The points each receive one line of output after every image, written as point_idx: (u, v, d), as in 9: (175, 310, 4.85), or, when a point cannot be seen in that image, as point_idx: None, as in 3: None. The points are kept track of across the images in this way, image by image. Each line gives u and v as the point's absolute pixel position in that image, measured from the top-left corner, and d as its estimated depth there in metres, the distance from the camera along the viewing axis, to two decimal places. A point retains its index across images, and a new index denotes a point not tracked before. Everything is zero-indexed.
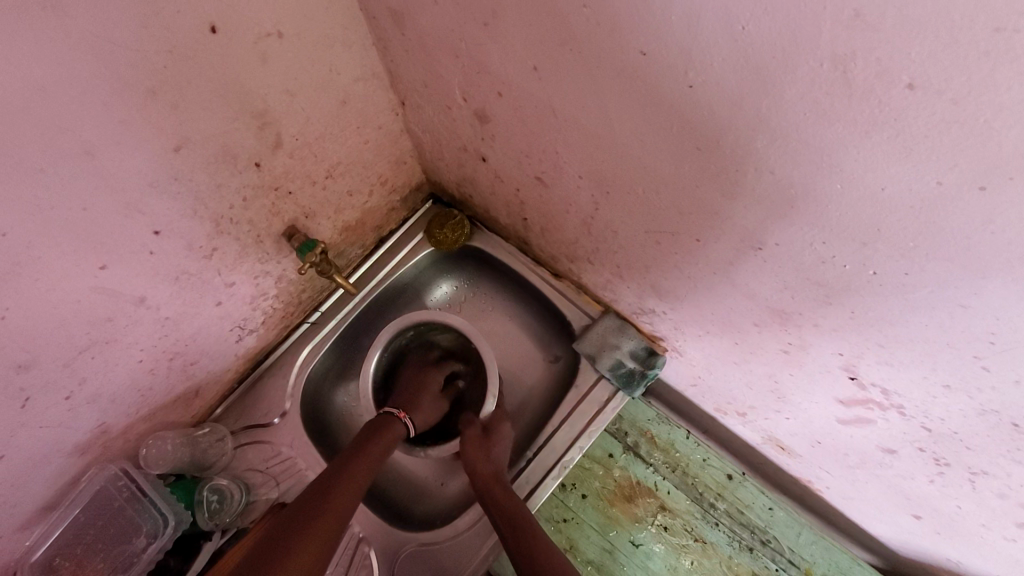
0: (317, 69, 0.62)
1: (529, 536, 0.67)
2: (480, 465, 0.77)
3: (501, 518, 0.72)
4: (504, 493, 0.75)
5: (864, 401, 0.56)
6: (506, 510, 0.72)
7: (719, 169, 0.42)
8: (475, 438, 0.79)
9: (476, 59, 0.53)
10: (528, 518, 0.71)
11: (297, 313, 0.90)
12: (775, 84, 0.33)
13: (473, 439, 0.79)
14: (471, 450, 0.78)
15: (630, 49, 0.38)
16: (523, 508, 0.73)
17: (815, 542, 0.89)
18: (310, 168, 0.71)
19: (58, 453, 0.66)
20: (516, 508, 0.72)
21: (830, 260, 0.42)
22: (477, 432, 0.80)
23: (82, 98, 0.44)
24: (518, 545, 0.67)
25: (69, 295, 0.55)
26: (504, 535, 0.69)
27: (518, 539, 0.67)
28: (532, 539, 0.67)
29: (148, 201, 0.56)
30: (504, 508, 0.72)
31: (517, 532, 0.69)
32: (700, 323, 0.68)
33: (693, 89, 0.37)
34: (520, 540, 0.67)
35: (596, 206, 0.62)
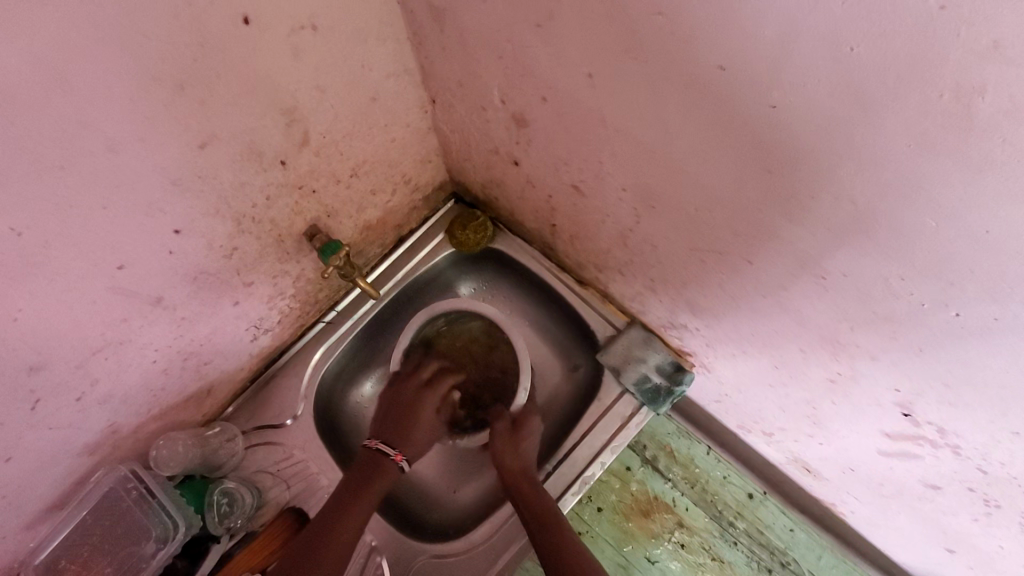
0: (349, 64, 0.58)
1: (563, 552, 0.66)
2: (510, 462, 0.76)
3: (534, 524, 0.71)
4: (535, 492, 0.74)
5: (914, 437, 0.54)
6: (536, 517, 0.71)
7: (789, 194, 0.39)
8: (503, 433, 0.77)
9: (521, 62, 0.50)
10: (559, 524, 0.70)
11: (313, 312, 0.88)
12: (875, 113, 0.30)
13: (502, 435, 0.77)
14: (501, 448, 0.76)
15: (707, 62, 0.35)
16: (554, 513, 0.72)
17: (836, 566, 0.87)
18: (335, 166, 0.68)
19: (67, 454, 0.64)
20: (547, 512, 0.71)
21: (904, 297, 0.39)
22: (505, 427, 0.78)
23: (107, 92, 0.42)
24: (555, 557, 0.66)
25: (85, 296, 0.53)
26: (538, 544, 0.69)
27: (552, 550, 0.67)
28: (566, 554, 0.66)
29: (169, 200, 0.53)
30: (535, 509, 0.72)
31: (550, 542, 0.68)
32: (738, 344, 0.65)
33: (774, 110, 0.34)
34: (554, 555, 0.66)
35: (637, 219, 0.59)
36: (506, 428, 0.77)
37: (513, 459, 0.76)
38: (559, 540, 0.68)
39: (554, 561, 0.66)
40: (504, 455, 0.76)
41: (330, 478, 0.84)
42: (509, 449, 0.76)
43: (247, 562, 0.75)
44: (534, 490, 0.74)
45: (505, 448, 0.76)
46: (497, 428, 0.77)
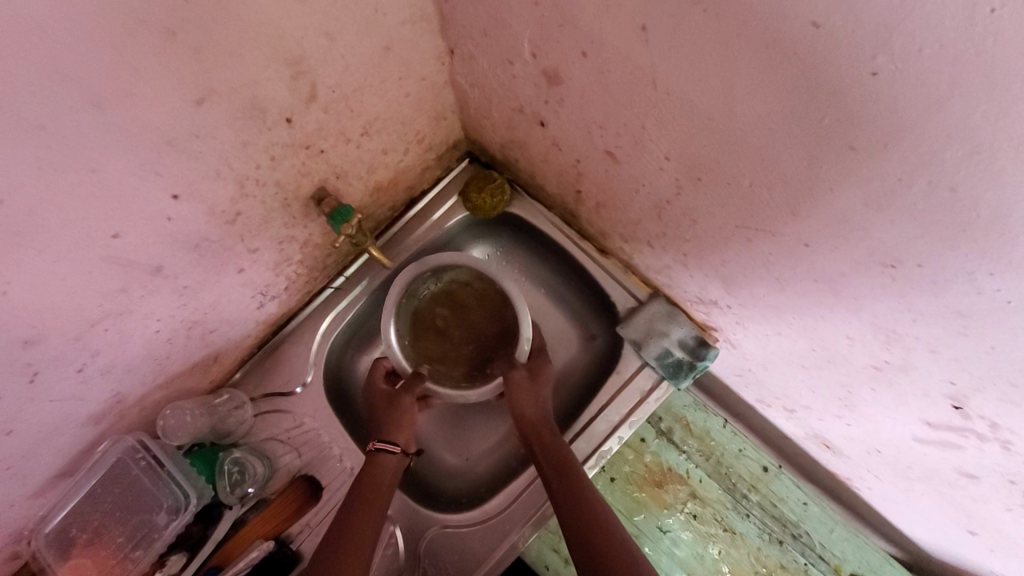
0: (361, 9, 0.52)
1: (578, 500, 0.64)
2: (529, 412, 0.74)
3: (550, 470, 0.69)
4: (554, 443, 0.71)
5: (959, 429, 0.51)
6: (552, 466, 0.69)
7: (873, 175, 0.35)
8: (521, 381, 0.75)
9: (560, 9, 0.44)
10: (576, 473, 0.67)
11: (320, 277, 0.84)
12: (1011, 88, 0.25)
13: (519, 383, 0.75)
14: (518, 396, 0.74)
15: (797, 19, 0.30)
16: (572, 461, 0.69)
17: (847, 539, 0.87)
18: (345, 123, 0.62)
19: (71, 425, 0.62)
20: (565, 461, 0.69)
21: (989, 293, 0.36)
22: (522, 375, 0.75)
23: (90, 38, 0.36)
24: (569, 504, 0.63)
25: (79, 266, 0.48)
26: (553, 494, 0.66)
27: (568, 498, 0.64)
28: (581, 502, 0.64)
29: (166, 161, 0.48)
30: (554, 458, 0.69)
31: (565, 489, 0.65)
32: (774, 323, 0.61)
33: (875, 78, 0.29)
34: (569, 502, 0.64)
35: (677, 191, 0.54)
36: (524, 376, 0.75)
37: (531, 407, 0.74)
38: (574, 487, 0.65)
39: (568, 508, 0.63)
40: (522, 403, 0.74)
41: (341, 447, 0.82)
42: (528, 399, 0.74)
43: (259, 529, 0.76)
44: (552, 440, 0.72)
45: (522, 395, 0.74)
46: (514, 376, 0.75)
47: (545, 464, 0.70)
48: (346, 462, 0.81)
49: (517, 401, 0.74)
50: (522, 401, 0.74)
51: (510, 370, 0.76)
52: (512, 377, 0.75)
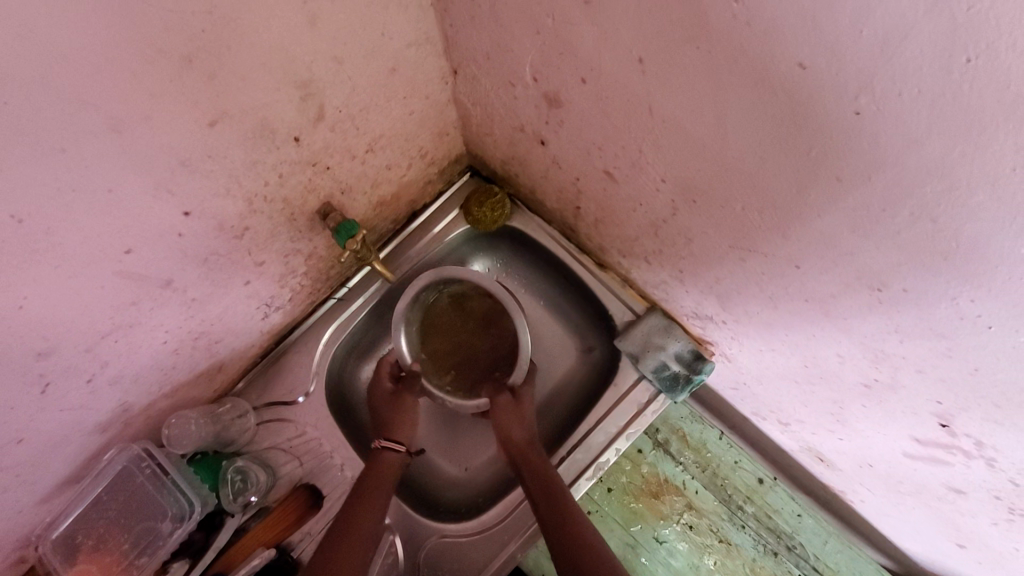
0: (368, 33, 0.54)
1: (569, 522, 0.64)
2: (517, 434, 0.75)
3: (539, 493, 0.69)
4: (543, 468, 0.72)
5: (947, 446, 0.52)
6: (543, 488, 0.69)
7: (859, 204, 0.36)
8: (507, 404, 0.77)
9: (562, 39, 0.46)
10: (564, 497, 0.68)
11: (324, 288, 0.85)
12: (983, 132, 0.27)
13: (506, 407, 0.76)
14: (504, 420, 0.76)
15: (785, 60, 0.32)
16: (560, 486, 0.70)
17: (840, 551, 0.88)
18: (350, 141, 0.64)
19: (79, 434, 0.63)
20: (556, 485, 0.70)
21: (971, 318, 0.37)
22: (509, 398, 0.77)
23: (110, 67, 0.38)
24: (562, 526, 0.64)
25: (93, 281, 0.50)
26: (542, 517, 0.66)
27: (561, 520, 0.65)
28: (571, 524, 0.64)
29: (178, 180, 0.50)
30: (543, 481, 0.70)
31: (554, 512, 0.66)
32: (768, 339, 0.63)
33: (858, 116, 0.31)
34: (559, 525, 0.64)
35: (673, 212, 0.56)
36: (511, 399, 0.77)
37: (518, 431, 0.75)
38: (565, 510, 0.66)
39: (558, 531, 0.64)
40: (508, 427, 0.75)
41: (342, 456, 0.83)
42: (514, 420, 0.76)
43: (260, 537, 0.76)
44: (540, 465, 0.73)
45: (509, 418, 0.76)
46: (500, 401, 0.77)
47: (534, 487, 0.71)
48: (347, 472, 0.83)
49: (502, 425, 0.75)
50: (510, 424, 0.75)
51: (496, 394, 0.78)
52: (498, 400, 0.77)
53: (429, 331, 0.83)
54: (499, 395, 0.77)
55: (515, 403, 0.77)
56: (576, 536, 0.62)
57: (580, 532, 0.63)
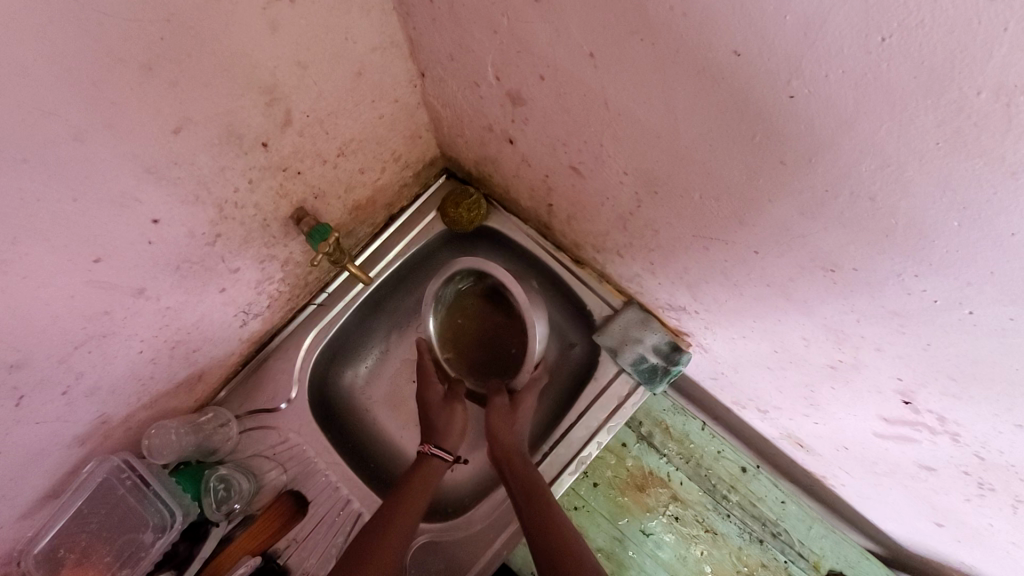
0: (331, 38, 0.54)
1: (548, 521, 0.65)
2: (505, 436, 0.76)
3: (520, 494, 0.70)
4: (526, 469, 0.73)
5: (912, 423, 0.53)
6: (523, 488, 0.70)
7: (804, 186, 0.37)
8: (502, 409, 0.78)
9: (518, 37, 0.47)
10: (544, 497, 0.69)
11: (303, 294, 0.86)
12: (905, 109, 0.28)
13: (500, 409, 0.77)
14: (497, 421, 0.77)
15: (721, 48, 0.33)
16: (541, 486, 0.70)
17: (824, 535, 0.89)
18: (321, 146, 0.65)
19: (57, 447, 0.63)
20: (535, 484, 0.70)
21: (917, 293, 0.38)
22: (505, 402, 0.78)
23: (68, 77, 0.38)
24: (540, 528, 0.65)
25: (63, 291, 0.50)
26: (522, 519, 0.67)
27: (538, 522, 0.65)
28: (550, 525, 0.65)
29: (145, 188, 0.50)
30: (523, 483, 0.71)
31: (533, 513, 0.67)
32: (739, 327, 0.63)
33: (793, 100, 0.32)
34: (536, 525, 0.65)
35: (638, 203, 0.57)
36: (507, 403, 0.78)
37: (507, 434, 0.76)
38: (547, 507, 0.67)
39: (537, 534, 0.64)
40: (498, 429, 0.76)
41: (327, 461, 0.83)
42: (506, 423, 0.76)
43: (245, 546, 0.76)
44: (523, 466, 0.73)
45: (500, 420, 0.76)
46: (496, 403, 0.78)
47: (515, 488, 0.71)
48: (332, 476, 0.83)
49: (493, 426, 0.76)
50: (497, 425, 0.76)
51: (495, 395, 0.79)
52: (494, 403, 0.78)
53: (456, 323, 0.84)
54: (497, 397, 0.79)
55: (511, 407, 0.78)
56: (553, 538, 0.63)
57: (558, 532, 0.64)
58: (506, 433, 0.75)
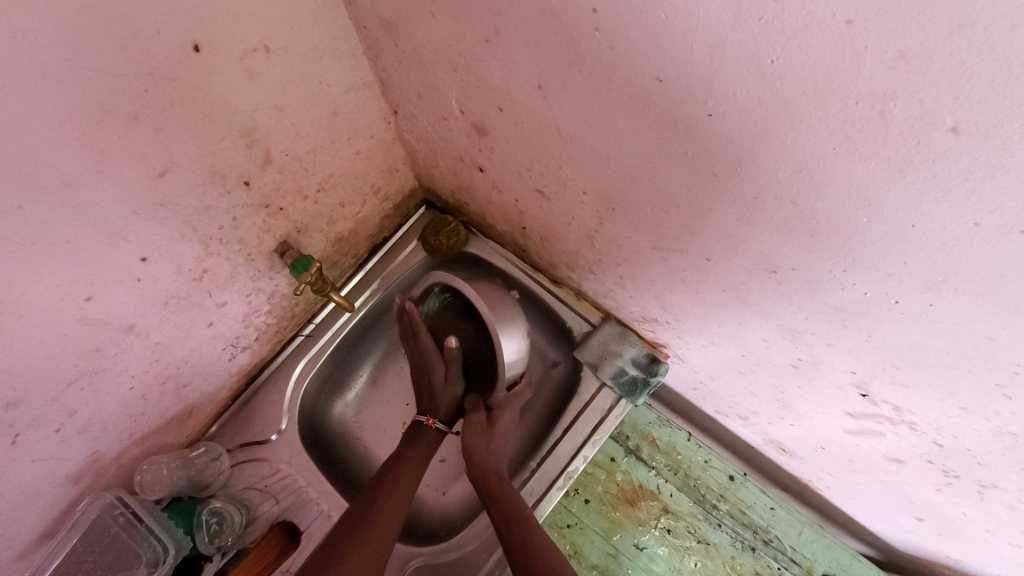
0: (306, 82, 0.59)
1: (528, 537, 0.67)
2: (483, 457, 0.77)
3: (498, 511, 0.71)
4: (504, 487, 0.74)
5: (874, 415, 0.55)
6: (502, 505, 0.71)
7: (736, 195, 0.41)
8: (479, 427, 0.79)
9: (475, 74, 0.51)
10: (523, 519, 0.69)
11: (291, 326, 0.88)
12: (803, 120, 0.31)
13: (476, 428, 0.79)
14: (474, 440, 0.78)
15: (646, 75, 0.37)
16: (521, 508, 0.71)
17: (815, 539, 0.90)
18: (301, 182, 0.69)
19: (50, 486, 0.64)
20: (515, 506, 0.71)
21: (850, 288, 0.41)
22: (482, 420, 0.80)
23: (60, 128, 0.42)
24: (518, 545, 0.66)
25: (55, 329, 0.52)
26: (502, 541, 0.68)
27: (516, 541, 0.66)
28: (529, 542, 0.66)
29: (133, 228, 0.53)
30: (503, 504, 0.72)
31: (514, 535, 0.67)
32: (707, 334, 0.66)
33: (712, 118, 0.36)
34: (516, 548, 0.66)
35: (600, 220, 0.60)
36: (483, 421, 0.80)
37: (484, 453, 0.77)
38: (527, 522, 0.69)
39: (515, 550, 0.65)
40: (475, 448, 0.77)
41: (318, 490, 0.84)
42: (483, 442, 0.78)
43: None
44: (499, 483, 0.74)
45: (476, 439, 0.78)
46: (474, 421, 0.80)
47: (493, 506, 0.72)
48: (323, 505, 0.83)
49: (469, 445, 0.78)
50: (473, 444, 0.78)
51: (473, 414, 0.81)
52: (472, 422, 0.80)
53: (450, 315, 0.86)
54: (474, 415, 0.81)
55: (489, 425, 0.80)
56: (532, 554, 0.64)
57: (536, 548, 0.65)
58: (482, 453, 0.77)
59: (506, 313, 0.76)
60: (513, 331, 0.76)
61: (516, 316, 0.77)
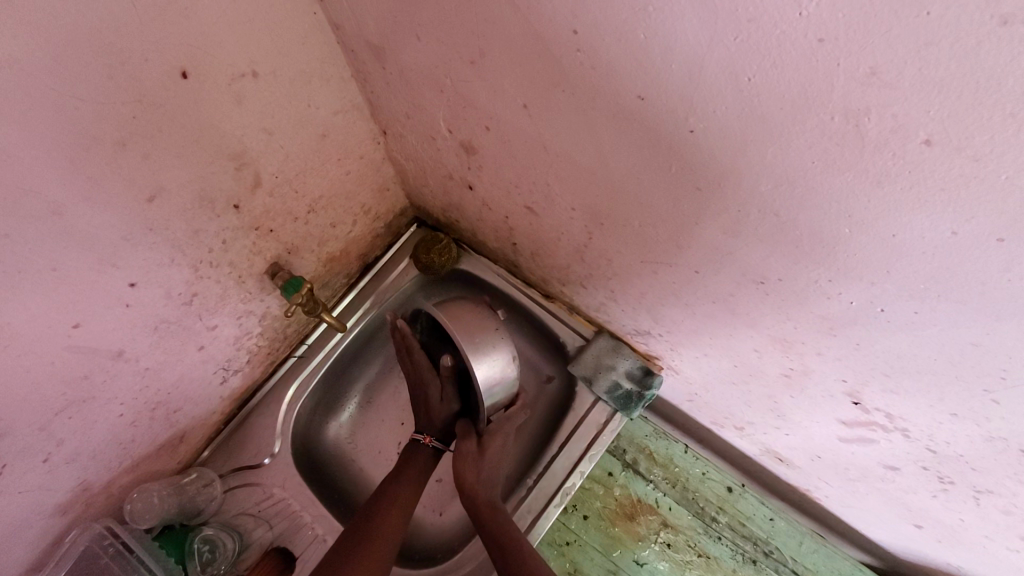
0: (295, 106, 0.59)
1: (525, 565, 0.65)
2: (474, 485, 0.73)
3: (493, 542, 0.70)
4: (500, 510, 0.73)
5: (867, 423, 0.56)
6: (496, 534, 0.70)
7: (720, 209, 0.41)
8: (469, 456, 0.74)
9: (461, 94, 0.52)
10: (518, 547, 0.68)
11: (283, 347, 0.88)
12: (781, 135, 0.32)
13: (467, 455, 0.74)
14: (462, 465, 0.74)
15: (628, 93, 0.37)
16: (516, 535, 0.70)
17: (816, 549, 0.89)
18: (291, 204, 0.69)
19: (37, 518, 0.62)
20: (509, 532, 0.70)
21: (836, 297, 0.42)
22: (473, 447, 0.75)
23: (47, 157, 0.42)
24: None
25: (43, 358, 0.52)
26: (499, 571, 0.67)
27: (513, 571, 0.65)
28: (526, 572, 0.65)
29: (122, 254, 0.53)
30: (498, 531, 0.70)
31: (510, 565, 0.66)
32: (699, 346, 0.66)
33: (693, 133, 0.36)
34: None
35: (589, 235, 0.60)
36: (474, 448, 0.74)
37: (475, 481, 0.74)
38: (524, 552, 0.68)
39: None
40: (465, 477, 0.74)
41: (313, 514, 0.83)
42: (473, 467, 0.74)
43: None
44: (492, 513, 0.72)
45: (466, 468, 0.74)
46: (464, 448, 0.75)
47: (487, 534, 0.71)
48: (318, 529, 0.82)
49: (460, 474, 0.73)
50: (465, 473, 0.74)
51: (463, 440, 0.76)
52: (463, 449, 0.75)
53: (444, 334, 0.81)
54: (465, 443, 0.75)
55: (480, 452, 0.74)
56: None
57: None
58: (472, 482, 0.73)
59: (485, 340, 0.72)
60: (495, 357, 0.72)
61: (497, 341, 0.73)
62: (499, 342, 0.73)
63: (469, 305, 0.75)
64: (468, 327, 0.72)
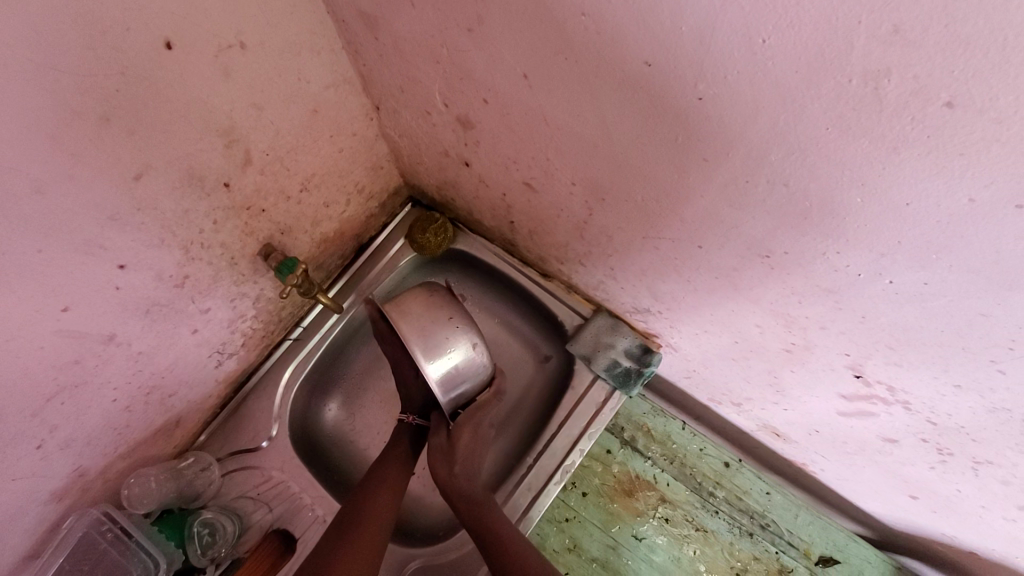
0: (285, 79, 0.57)
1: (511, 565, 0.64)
2: (456, 478, 0.70)
3: (477, 537, 0.68)
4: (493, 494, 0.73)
5: (868, 396, 0.56)
6: (479, 527, 0.68)
7: (727, 178, 0.40)
8: (438, 450, 0.73)
9: (458, 64, 0.50)
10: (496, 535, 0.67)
11: (278, 330, 0.87)
12: (796, 102, 0.31)
13: (437, 450, 0.73)
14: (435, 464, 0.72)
15: (634, 59, 0.36)
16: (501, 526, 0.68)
17: (812, 522, 0.90)
18: (283, 182, 0.67)
19: (33, 505, 0.61)
20: (495, 520, 0.69)
21: (843, 269, 0.41)
22: (443, 440, 0.73)
23: (28, 132, 0.40)
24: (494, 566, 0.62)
25: (32, 342, 0.50)
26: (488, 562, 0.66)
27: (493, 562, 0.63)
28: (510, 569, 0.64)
29: (109, 235, 0.51)
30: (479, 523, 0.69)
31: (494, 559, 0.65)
32: (699, 323, 0.66)
33: (701, 101, 0.35)
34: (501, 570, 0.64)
35: (589, 212, 0.59)
36: (443, 444, 0.73)
37: (451, 475, 0.71)
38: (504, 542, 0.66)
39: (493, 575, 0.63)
40: (439, 473, 0.71)
41: (313, 495, 0.83)
42: (444, 459, 0.72)
43: None
44: (469, 503, 0.70)
45: (438, 464, 0.72)
46: (434, 442, 0.74)
47: (474, 524, 0.69)
48: (319, 510, 0.82)
49: (433, 471, 0.72)
50: (438, 470, 0.72)
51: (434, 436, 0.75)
52: (433, 444, 0.74)
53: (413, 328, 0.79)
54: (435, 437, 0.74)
55: (449, 445, 0.72)
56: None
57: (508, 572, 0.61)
58: (445, 478, 0.70)
59: (439, 334, 0.69)
60: (451, 353, 0.69)
61: (452, 332, 0.70)
62: (454, 333, 0.70)
63: (422, 293, 0.72)
64: (417, 319, 0.69)
